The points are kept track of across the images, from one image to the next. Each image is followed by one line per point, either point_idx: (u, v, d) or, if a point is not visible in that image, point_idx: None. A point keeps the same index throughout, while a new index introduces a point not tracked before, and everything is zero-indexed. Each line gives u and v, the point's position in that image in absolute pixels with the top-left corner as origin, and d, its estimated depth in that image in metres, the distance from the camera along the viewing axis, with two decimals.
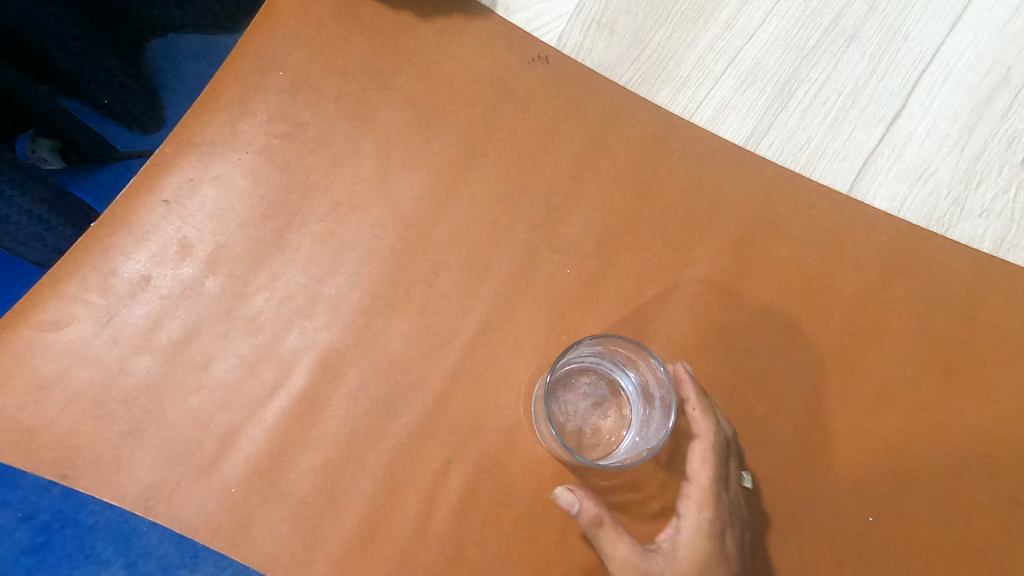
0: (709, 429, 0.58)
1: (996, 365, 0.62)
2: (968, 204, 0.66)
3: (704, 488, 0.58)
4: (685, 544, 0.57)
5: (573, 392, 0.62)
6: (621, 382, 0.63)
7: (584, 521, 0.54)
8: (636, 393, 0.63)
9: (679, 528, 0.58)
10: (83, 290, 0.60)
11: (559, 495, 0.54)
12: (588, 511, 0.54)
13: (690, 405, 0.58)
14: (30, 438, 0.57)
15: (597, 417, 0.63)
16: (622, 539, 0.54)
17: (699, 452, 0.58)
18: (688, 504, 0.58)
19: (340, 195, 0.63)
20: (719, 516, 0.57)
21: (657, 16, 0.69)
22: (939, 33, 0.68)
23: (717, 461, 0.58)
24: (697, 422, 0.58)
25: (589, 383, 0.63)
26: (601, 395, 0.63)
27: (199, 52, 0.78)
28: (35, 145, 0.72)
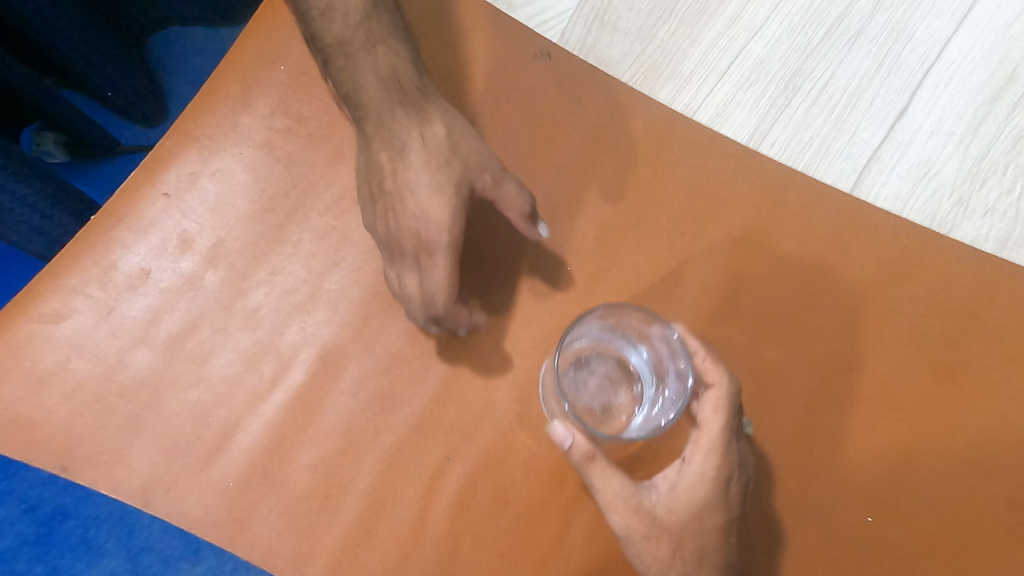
0: (723, 378, 0.55)
1: (1000, 366, 0.61)
2: (972, 204, 0.65)
3: (712, 436, 0.55)
4: (685, 486, 0.55)
5: (584, 368, 0.61)
6: (632, 360, 0.62)
7: (582, 459, 0.53)
8: (648, 369, 0.62)
9: (682, 472, 0.56)
10: (84, 283, 0.59)
11: (553, 427, 0.53)
12: (582, 447, 0.52)
13: (699, 357, 0.56)
14: (30, 429, 0.57)
15: (608, 395, 0.61)
16: (615, 476, 0.53)
17: (711, 401, 0.55)
18: (693, 450, 0.56)
19: (341, 189, 0.62)
20: (726, 464, 0.55)
21: (661, 13, 0.70)
22: (945, 31, 0.68)
23: (730, 411, 0.55)
24: (706, 367, 0.55)
25: (600, 360, 0.62)
26: (612, 373, 0.62)
27: (204, 46, 0.81)
28: (39, 138, 0.73)
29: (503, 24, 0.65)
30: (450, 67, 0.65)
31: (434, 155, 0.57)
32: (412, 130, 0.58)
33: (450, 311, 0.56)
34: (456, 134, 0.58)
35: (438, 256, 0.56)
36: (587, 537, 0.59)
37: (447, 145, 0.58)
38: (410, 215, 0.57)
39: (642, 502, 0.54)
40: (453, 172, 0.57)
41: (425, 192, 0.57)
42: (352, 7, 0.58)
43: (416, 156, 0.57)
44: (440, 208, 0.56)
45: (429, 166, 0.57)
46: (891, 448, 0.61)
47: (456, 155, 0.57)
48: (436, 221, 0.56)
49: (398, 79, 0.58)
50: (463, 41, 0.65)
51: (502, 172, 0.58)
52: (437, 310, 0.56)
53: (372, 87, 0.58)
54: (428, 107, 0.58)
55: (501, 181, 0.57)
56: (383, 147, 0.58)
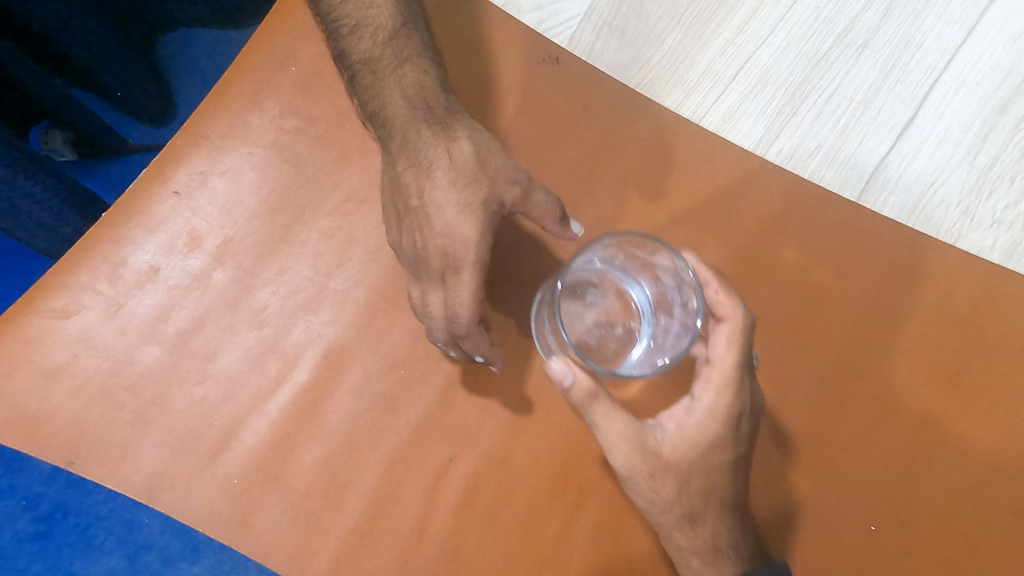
0: (737, 311, 0.53)
1: (1005, 376, 0.61)
2: (979, 214, 0.65)
3: (723, 371, 0.53)
4: (694, 425, 0.54)
5: (583, 301, 0.58)
6: (632, 294, 0.60)
7: (583, 397, 0.51)
8: (649, 306, 0.60)
9: (691, 410, 0.54)
10: (93, 280, 0.60)
11: (552, 365, 0.49)
12: (583, 385, 0.50)
13: (711, 289, 0.54)
14: (37, 424, 0.58)
15: (605, 328, 0.59)
16: (618, 417, 0.52)
17: (724, 335, 0.53)
18: (704, 386, 0.54)
19: (348, 190, 0.63)
20: (738, 401, 0.53)
21: (669, 20, 0.70)
22: (953, 42, 0.68)
23: (743, 346, 0.53)
24: (720, 299, 0.54)
25: (599, 293, 0.59)
26: (611, 307, 0.60)
27: (214, 48, 0.81)
28: (48, 137, 0.72)
29: (512, 29, 0.66)
30: (458, 71, 0.65)
31: (460, 171, 0.57)
32: (439, 148, 0.58)
33: (473, 332, 0.56)
34: (484, 149, 0.58)
35: (465, 275, 0.56)
36: (588, 540, 0.59)
37: (475, 162, 0.57)
38: (436, 233, 0.57)
39: (647, 440, 0.53)
40: (481, 189, 0.57)
41: (453, 212, 0.57)
42: (383, 24, 0.58)
43: (442, 174, 0.57)
44: (468, 228, 0.56)
45: (455, 184, 0.57)
46: (894, 456, 0.61)
47: (483, 171, 0.57)
48: (464, 240, 0.56)
49: (424, 96, 0.58)
50: (472, 45, 0.66)
51: (531, 183, 0.57)
52: (459, 329, 0.56)
53: (399, 105, 0.58)
54: (455, 124, 0.58)
55: (529, 195, 0.57)
56: (408, 165, 0.58)
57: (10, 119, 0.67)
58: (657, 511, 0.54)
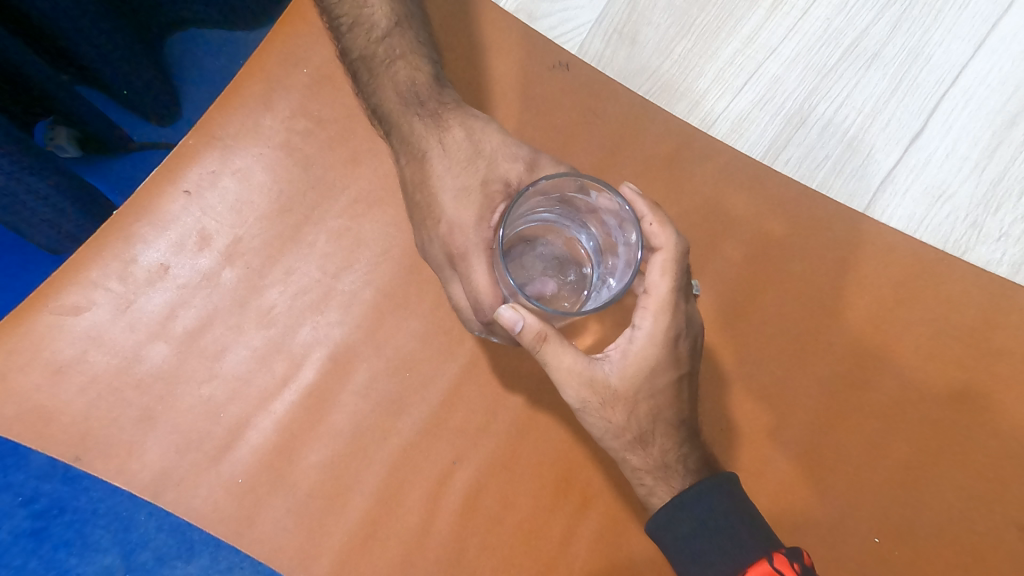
0: (671, 240, 0.49)
1: (1011, 391, 0.61)
2: (986, 227, 0.66)
3: (659, 298, 0.50)
4: (637, 352, 0.51)
5: (529, 255, 0.52)
6: (582, 241, 0.52)
7: (534, 340, 0.48)
8: (599, 251, 0.51)
9: (633, 338, 0.51)
10: (104, 277, 0.60)
11: (501, 313, 0.47)
12: (534, 327, 0.47)
13: (644, 221, 0.50)
14: (44, 419, 0.58)
15: (556, 279, 0.52)
16: (568, 352, 0.49)
17: (658, 264, 0.50)
18: (642, 315, 0.51)
19: (357, 192, 0.63)
20: (676, 324, 0.51)
21: (679, 29, 0.70)
22: (963, 55, 0.68)
23: (679, 271, 0.50)
24: (652, 224, 0.49)
25: (545, 244, 0.52)
26: (558, 256, 0.53)
27: (220, 48, 0.81)
28: (54, 133, 0.73)
29: (524, 35, 0.66)
30: (469, 76, 0.66)
31: (458, 157, 0.57)
32: (432, 138, 0.58)
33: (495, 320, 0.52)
34: (476, 133, 0.57)
35: (474, 261, 0.53)
36: (590, 546, 0.59)
37: (469, 146, 0.57)
38: (438, 224, 0.56)
39: (595, 374, 0.51)
40: (478, 172, 0.56)
41: (452, 198, 0.56)
42: (378, 22, 0.59)
43: (437, 163, 0.57)
44: (469, 213, 0.55)
45: (452, 171, 0.56)
46: (897, 467, 0.61)
47: (478, 155, 0.57)
48: (465, 226, 0.54)
49: (416, 92, 0.59)
50: (482, 52, 0.66)
51: (535, 154, 0.57)
52: (486, 317, 0.52)
53: (392, 99, 0.59)
54: (446, 114, 0.58)
55: (535, 166, 0.56)
56: (407, 160, 0.59)
57: (11, 114, 0.67)
58: (611, 437, 0.54)
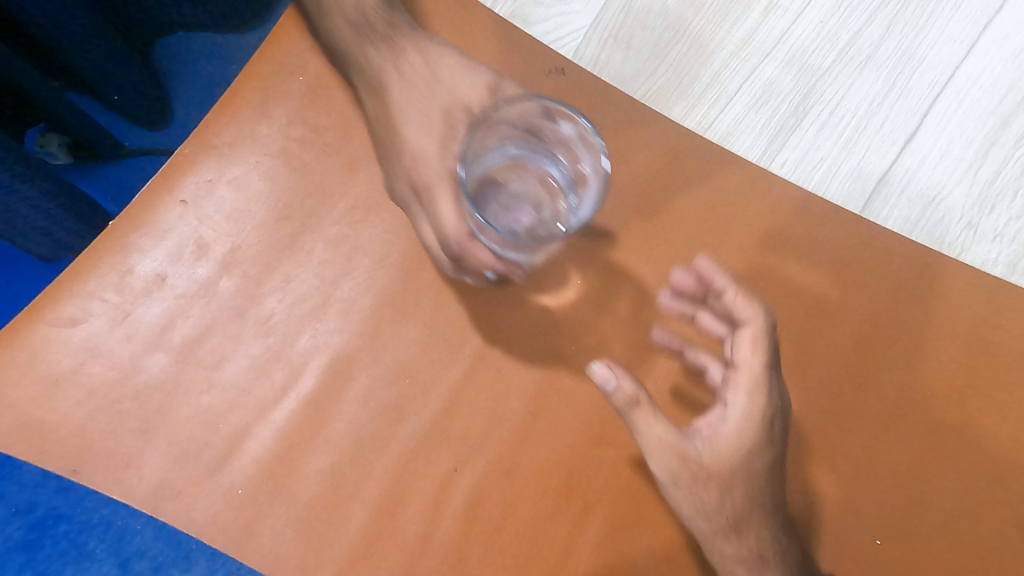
0: (757, 314, 0.57)
1: (1010, 392, 0.61)
2: (981, 228, 0.66)
3: (751, 374, 0.57)
4: (730, 429, 0.57)
5: (505, 190, 0.58)
6: (553, 174, 0.59)
7: (625, 402, 0.54)
8: (568, 180, 0.58)
9: (725, 417, 0.58)
10: (100, 288, 0.60)
11: (595, 370, 0.54)
12: (626, 391, 0.54)
13: (729, 293, 0.58)
14: (40, 432, 0.57)
15: (531, 211, 0.57)
16: (658, 423, 0.55)
17: (747, 337, 0.57)
18: (735, 391, 0.57)
19: (355, 199, 0.63)
20: (770, 404, 0.57)
21: (674, 32, 0.71)
22: (954, 57, 0.69)
23: (768, 346, 0.57)
24: (737, 300, 0.58)
25: (520, 180, 0.59)
26: (534, 192, 0.59)
27: (212, 53, 0.81)
28: (44, 139, 0.72)
29: (519, 38, 0.66)
30: None
31: (416, 85, 0.60)
32: (389, 64, 0.60)
33: (461, 251, 0.56)
34: (432, 59, 0.60)
35: (439, 194, 0.56)
36: (593, 551, 0.59)
37: (427, 73, 0.60)
38: (402, 156, 0.58)
39: (686, 448, 0.56)
40: (438, 100, 0.59)
41: (414, 127, 0.59)
42: None
43: (397, 91, 0.59)
44: (432, 143, 0.58)
45: (411, 100, 0.59)
46: (900, 469, 0.61)
47: (437, 80, 0.60)
48: (428, 157, 0.58)
49: (367, 19, 0.62)
50: (480, 54, 0.65)
51: (498, 79, 0.60)
52: (453, 249, 0.57)
53: (344, 29, 0.61)
54: (400, 40, 0.61)
55: (497, 91, 0.59)
56: (369, 93, 0.60)
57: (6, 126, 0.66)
58: (702, 518, 0.57)
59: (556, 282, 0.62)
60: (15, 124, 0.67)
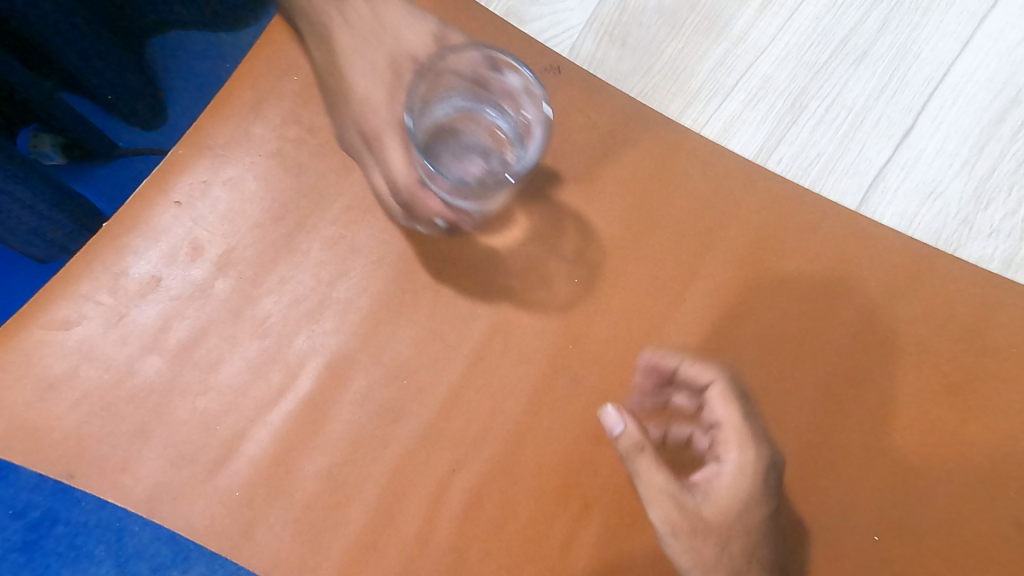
0: (720, 371, 0.59)
1: (1007, 387, 0.61)
2: (977, 224, 0.66)
3: (734, 426, 0.58)
4: (725, 484, 0.57)
5: (455, 143, 0.61)
6: (501, 127, 0.61)
7: (631, 446, 0.54)
8: (515, 132, 0.60)
9: (719, 472, 0.57)
10: (94, 290, 0.60)
11: (605, 412, 0.54)
12: (632, 433, 0.54)
13: (687, 363, 0.59)
14: (35, 436, 0.57)
15: (481, 163, 0.60)
16: (657, 473, 0.54)
17: (719, 395, 0.58)
18: (726, 447, 0.58)
19: (350, 199, 0.63)
20: (762, 455, 0.57)
21: (669, 29, 0.70)
22: (950, 53, 0.69)
23: (738, 398, 0.59)
24: (691, 367, 0.59)
25: (469, 133, 0.61)
26: (483, 144, 0.61)
27: (207, 51, 0.80)
28: (37, 140, 0.70)
29: (515, 37, 0.66)
30: None
31: (361, 31, 0.59)
32: (335, 11, 0.60)
33: (412, 200, 0.57)
34: (379, 6, 0.60)
35: (388, 142, 0.56)
36: (592, 550, 0.59)
37: (373, 21, 0.60)
38: (352, 105, 0.58)
39: (685, 502, 0.55)
40: (383, 48, 0.59)
41: (361, 74, 0.58)
42: None
43: (342, 37, 0.59)
44: (379, 91, 0.58)
45: (356, 46, 0.59)
46: (897, 464, 0.61)
47: (382, 28, 0.60)
48: (376, 106, 0.57)
49: None
50: None
51: (443, 28, 0.60)
52: (404, 198, 0.57)
53: None
54: None
55: (443, 39, 0.60)
56: (318, 44, 0.60)
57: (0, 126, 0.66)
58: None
59: (553, 279, 0.63)
60: (8, 123, 0.66)
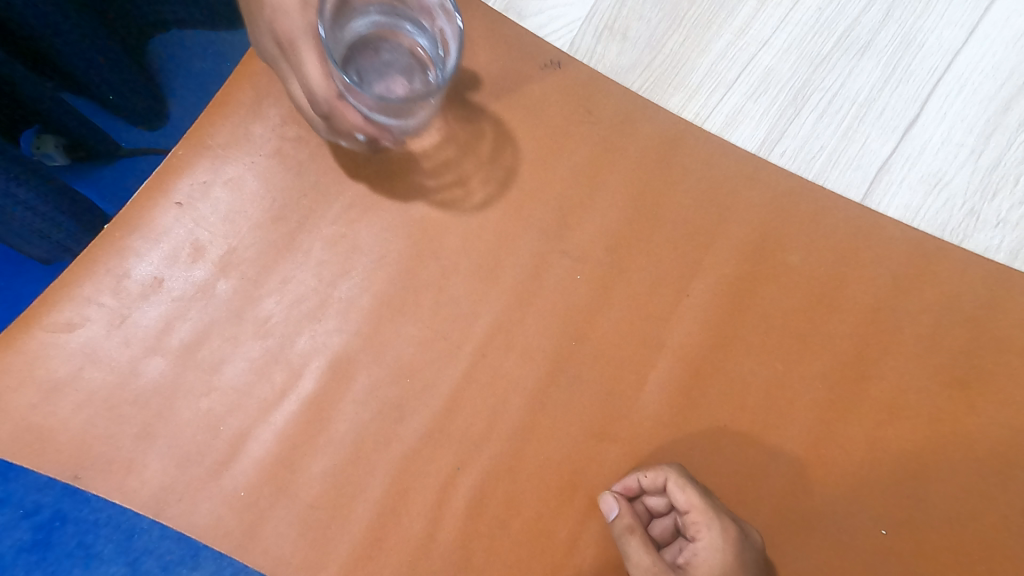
0: (664, 470, 0.57)
1: (1013, 380, 0.61)
2: (984, 214, 0.65)
3: (700, 507, 0.56)
4: (706, 560, 0.56)
5: (375, 59, 0.59)
6: (421, 45, 0.59)
7: (624, 530, 0.56)
8: (436, 52, 0.59)
9: (698, 549, 0.57)
10: (96, 293, 0.60)
11: (601, 499, 0.58)
12: (624, 519, 0.56)
13: (642, 477, 0.58)
14: (41, 439, 0.57)
15: (402, 82, 0.60)
16: (643, 555, 0.56)
17: (677, 486, 0.57)
18: (699, 529, 0.57)
19: (351, 198, 0.63)
20: (734, 529, 0.56)
21: (670, 22, 0.70)
22: (955, 42, 0.68)
23: (692, 481, 0.57)
24: (645, 477, 0.57)
25: (390, 49, 0.60)
26: (404, 62, 0.60)
27: (207, 49, 0.78)
28: (40, 141, 0.69)
29: (515, 36, 0.66)
30: (461, 75, 0.65)
31: None
32: None
33: (332, 114, 0.54)
34: None
35: (303, 49, 0.52)
36: (597, 546, 0.59)
37: None
38: (264, 8, 0.53)
39: None
40: None
41: None
42: None
43: None
44: None
45: None
46: (903, 459, 0.60)
47: None
48: (289, 11, 0.52)
49: None
50: (477, 52, 0.65)
51: None
52: (323, 110, 0.54)
53: None
54: None
55: None
56: None
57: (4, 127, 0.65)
58: None
59: (554, 275, 0.62)
60: (9, 123, 0.66)
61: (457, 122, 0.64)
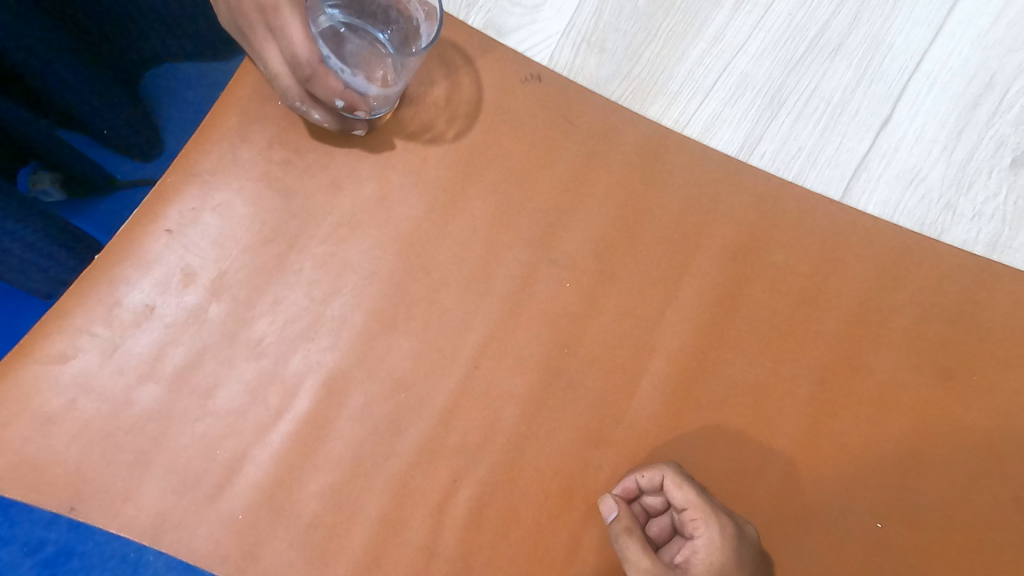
0: (661, 468, 0.57)
1: (999, 367, 0.62)
2: (960, 207, 0.67)
3: (698, 504, 0.56)
4: (704, 558, 0.56)
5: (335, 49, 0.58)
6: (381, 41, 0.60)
7: (622, 531, 0.56)
8: (399, 45, 0.60)
9: (696, 547, 0.56)
10: (89, 323, 0.60)
11: (601, 501, 0.58)
12: (622, 520, 0.56)
13: (638, 475, 0.58)
14: (36, 472, 0.57)
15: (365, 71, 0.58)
16: (641, 556, 0.55)
17: (673, 483, 0.57)
18: (696, 526, 0.56)
19: (340, 217, 0.63)
20: (730, 525, 0.56)
21: (646, 33, 0.71)
22: (923, 41, 0.70)
23: (688, 478, 0.57)
24: (642, 477, 0.58)
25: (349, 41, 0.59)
26: (364, 54, 0.59)
27: (195, 79, 0.80)
28: (36, 178, 0.70)
29: (494, 52, 0.68)
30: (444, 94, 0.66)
31: None
32: None
33: (313, 76, 0.54)
34: None
35: (286, 12, 0.53)
36: (597, 551, 0.59)
37: None
38: None
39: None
40: None
41: None
42: None
43: None
44: None
45: None
46: (894, 451, 0.61)
47: None
48: None
49: None
50: (458, 70, 0.67)
51: None
52: (304, 73, 0.54)
53: None
54: None
55: None
56: None
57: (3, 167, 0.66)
58: None
59: (543, 285, 0.63)
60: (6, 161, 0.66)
61: (446, 136, 0.66)
